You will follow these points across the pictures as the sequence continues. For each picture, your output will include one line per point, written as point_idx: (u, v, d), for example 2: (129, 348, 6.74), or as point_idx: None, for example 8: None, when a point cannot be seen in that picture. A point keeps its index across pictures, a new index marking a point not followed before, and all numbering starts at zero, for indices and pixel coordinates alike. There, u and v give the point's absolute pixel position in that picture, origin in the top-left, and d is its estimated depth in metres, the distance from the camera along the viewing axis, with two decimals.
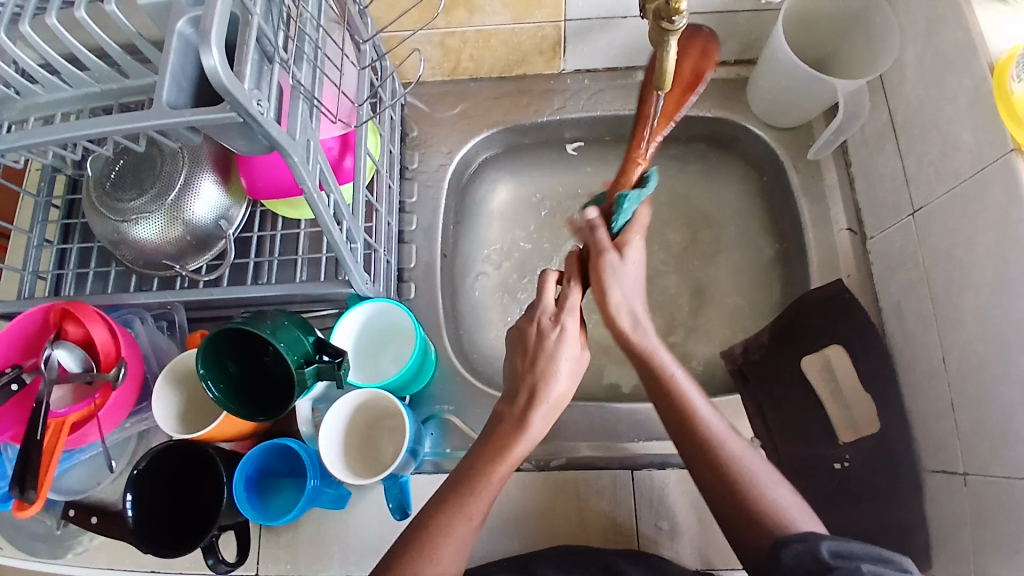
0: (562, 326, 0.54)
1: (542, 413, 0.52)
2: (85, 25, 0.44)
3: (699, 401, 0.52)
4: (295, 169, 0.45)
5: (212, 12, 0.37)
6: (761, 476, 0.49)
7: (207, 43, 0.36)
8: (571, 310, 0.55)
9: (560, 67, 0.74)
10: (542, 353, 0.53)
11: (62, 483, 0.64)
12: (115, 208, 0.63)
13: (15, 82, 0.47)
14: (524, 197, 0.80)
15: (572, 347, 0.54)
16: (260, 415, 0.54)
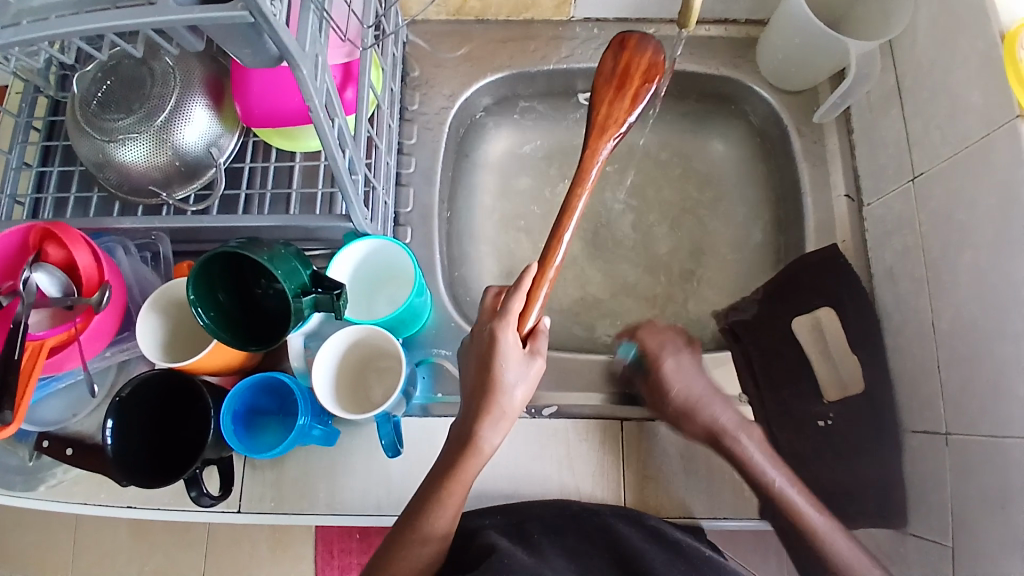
0: (497, 337, 0.52)
1: (494, 417, 0.52)
2: None
3: (752, 448, 0.62)
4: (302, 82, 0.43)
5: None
6: (818, 521, 0.59)
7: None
8: (509, 319, 0.53)
9: (570, 13, 0.72)
10: (484, 369, 0.53)
11: (39, 413, 0.62)
12: (100, 128, 0.60)
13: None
14: (526, 148, 0.79)
15: (518, 362, 0.53)
16: (252, 345, 0.52)
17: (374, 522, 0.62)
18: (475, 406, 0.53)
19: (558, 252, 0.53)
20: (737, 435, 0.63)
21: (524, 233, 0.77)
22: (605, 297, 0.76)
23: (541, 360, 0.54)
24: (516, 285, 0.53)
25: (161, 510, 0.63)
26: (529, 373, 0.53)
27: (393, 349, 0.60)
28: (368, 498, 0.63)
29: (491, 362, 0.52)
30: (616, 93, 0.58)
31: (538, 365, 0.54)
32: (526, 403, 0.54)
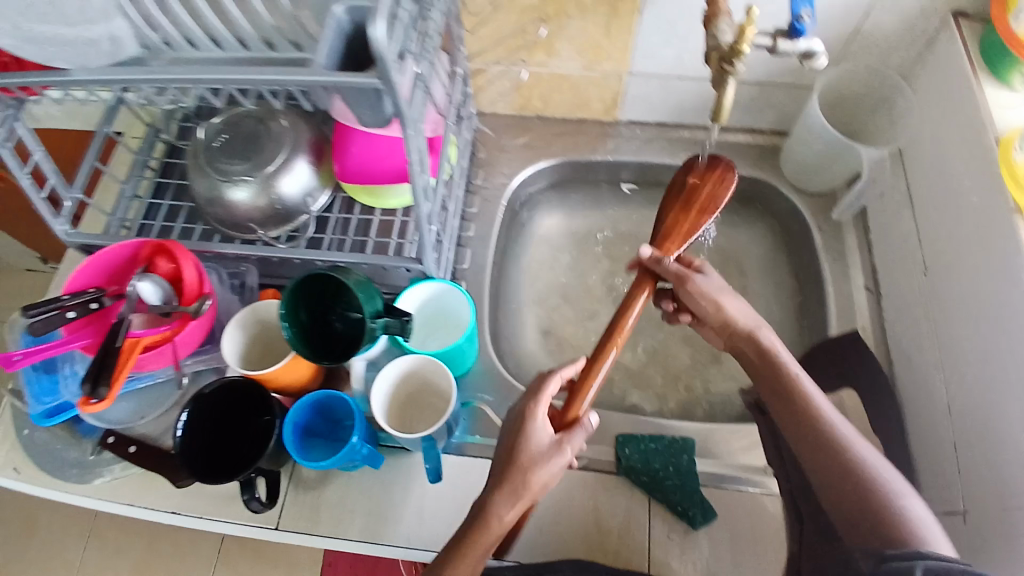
0: (526, 413, 0.55)
1: (506, 496, 0.51)
2: None
3: (785, 355, 0.56)
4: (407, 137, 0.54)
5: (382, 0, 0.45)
6: (844, 431, 0.49)
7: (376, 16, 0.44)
8: (540, 398, 0.55)
9: (617, 116, 0.84)
10: (509, 443, 0.54)
11: (107, 413, 0.68)
12: (218, 169, 0.71)
13: (168, 32, 0.58)
14: (572, 226, 0.88)
15: (540, 447, 0.53)
16: (324, 360, 0.59)
17: (401, 554, 0.64)
18: (494, 479, 0.52)
19: (630, 317, 0.62)
20: (775, 345, 0.57)
21: (564, 301, 0.84)
22: (637, 365, 0.81)
23: (573, 448, 0.53)
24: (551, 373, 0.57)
25: (203, 519, 0.66)
26: (546, 460, 0.52)
27: (446, 385, 0.65)
28: (396, 530, 0.65)
29: (515, 442, 0.53)
30: (679, 192, 0.68)
31: (566, 453, 0.53)
32: (548, 490, 0.52)
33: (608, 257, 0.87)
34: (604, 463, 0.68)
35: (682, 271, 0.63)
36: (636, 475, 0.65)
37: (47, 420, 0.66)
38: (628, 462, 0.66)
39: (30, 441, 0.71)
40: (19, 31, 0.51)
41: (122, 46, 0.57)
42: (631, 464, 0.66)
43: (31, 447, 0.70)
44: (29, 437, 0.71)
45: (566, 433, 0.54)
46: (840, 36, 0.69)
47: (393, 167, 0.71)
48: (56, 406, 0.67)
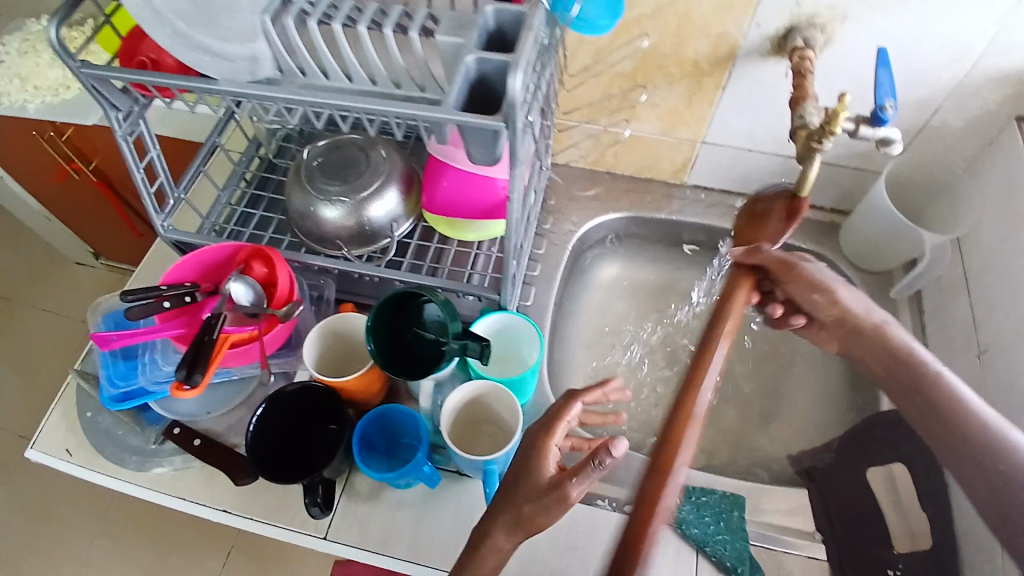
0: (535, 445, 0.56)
1: (503, 527, 0.53)
2: (387, 40, 0.59)
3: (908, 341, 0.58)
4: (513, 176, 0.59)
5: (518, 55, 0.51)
6: (993, 416, 0.53)
7: (515, 69, 0.50)
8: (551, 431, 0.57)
9: (684, 179, 0.88)
10: (517, 473, 0.56)
11: (176, 405, 0.71)
12: (316, 188, 0.76)
13: (305, 61, 0.63)
14: (630, 277, 0.91)
15: (536, 483, 0.53)
16: (400, 374, 0.62)
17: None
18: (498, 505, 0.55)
19: (724, 326, 0.60)
20: (897, 333, 0.59)
21: (618, 349, 0.87)
22: None
23: (581, 485, 0.51)
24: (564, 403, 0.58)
25: (254, 521, 0.68)
26: (540, 496, 0.52)
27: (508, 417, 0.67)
28: (444, 553, 0.65)
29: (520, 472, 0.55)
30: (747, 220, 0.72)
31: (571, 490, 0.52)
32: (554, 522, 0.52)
33: (662, 311, 0.90)
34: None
35: (786, 259, 0.64)
36: (689, 527, 0.65)
37: (118, 405, 0.68)
38: (681, 513, 0.66)
39: (91, 424, 0.72)
40: (189, 40, 0.60)
41: (261, 67, 0.63)
42: (683, 516, 0.66)
43: (92, 430, 0.72)
44: (90, 419, 0.72)
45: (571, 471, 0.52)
46: (908, 128, 0.74)
47: (476, 203, 0.76)
48: (128, 392, 0.68)
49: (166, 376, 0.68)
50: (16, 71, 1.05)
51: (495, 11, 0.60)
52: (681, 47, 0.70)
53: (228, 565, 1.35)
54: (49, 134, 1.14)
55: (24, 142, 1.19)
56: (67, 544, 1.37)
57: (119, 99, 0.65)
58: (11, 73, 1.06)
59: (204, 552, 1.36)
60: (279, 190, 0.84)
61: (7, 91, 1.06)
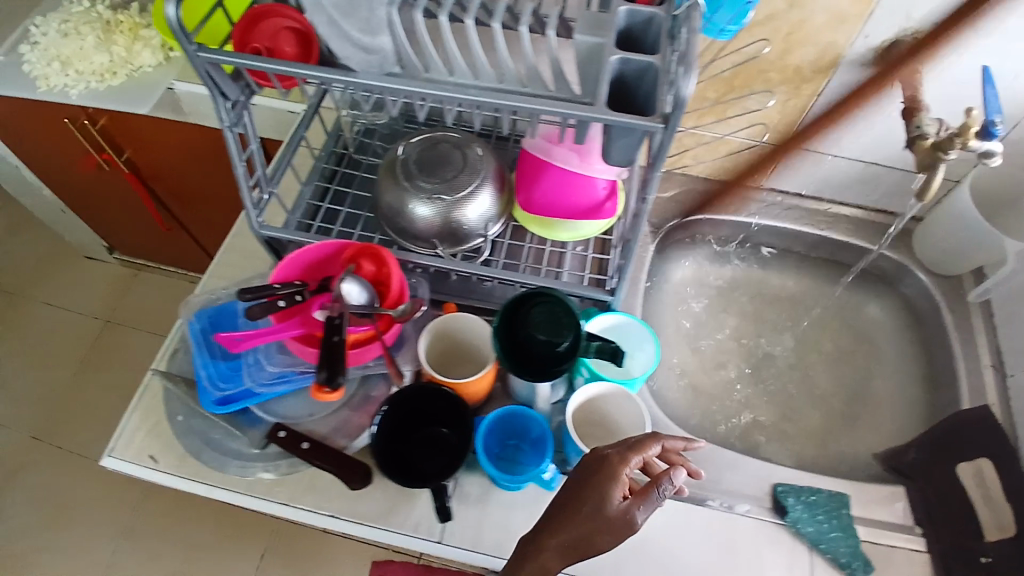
0: (605, 466, 0.54)
1: (557, 548, 0.52)
2: (523, 38, 0.58)
3: None
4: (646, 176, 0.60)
5: (690, 53, 0.50)
6: None
7: (695, 69, 0.49)
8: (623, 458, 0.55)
9: (761, 182, 0.90)
10: (578, 491, 0.54)
11: (279, 408, 0.69)
12: (412, 184, 0.75)
13: (430, 58, 0.61)
14: (706, 277, 0.95)
15: (600, 504, 0.52)
16: (527, 374, 0.61)
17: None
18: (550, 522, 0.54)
19: None
20: None
21: (698, 347, 0.91)
22: (769, 419, 0.86)
23: (643, 514, 0.51)
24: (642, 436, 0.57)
25: (363, 525, 0.66)
26: (604, 519, 0.51)
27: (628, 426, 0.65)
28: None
29: (584, 490, 0.54)
30: None
31: (634, 517, 0.51)
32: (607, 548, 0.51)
33: (733, 311, 0.94)
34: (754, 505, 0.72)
35: None
36: (803, 526, 0.69)
37: (219, 408, 0.65)
38: (793, 515, 0.70)
39: (184, 429, 0.69)
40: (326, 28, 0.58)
41: (385, 61, 0.60)
42: (796, 516, 0.70)
43: (186, 434, 0.69)
44: (183, 423, 0.69)
45: (636, 495, 0.52)
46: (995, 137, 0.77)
47: (574, 204, 0.75)
48: (228, 394, 0.66)
49: (272, 377, 0.66)
50: (56, 54, 1.02)
51: (628, 13, 0.59)
52: (788, 55, 0.72)
53: (264, 562, 1.35)
54: (81, 122, 1.09)
55: (56, 130, 1.14)
56: (88, 546, 1.36)
57: (229, 88, 0.60)
58: (51, 56, 1.03)
59: (242, 551, 1.36)
60: (362, 187, 0.83)
61: (47, 74, 1.02)
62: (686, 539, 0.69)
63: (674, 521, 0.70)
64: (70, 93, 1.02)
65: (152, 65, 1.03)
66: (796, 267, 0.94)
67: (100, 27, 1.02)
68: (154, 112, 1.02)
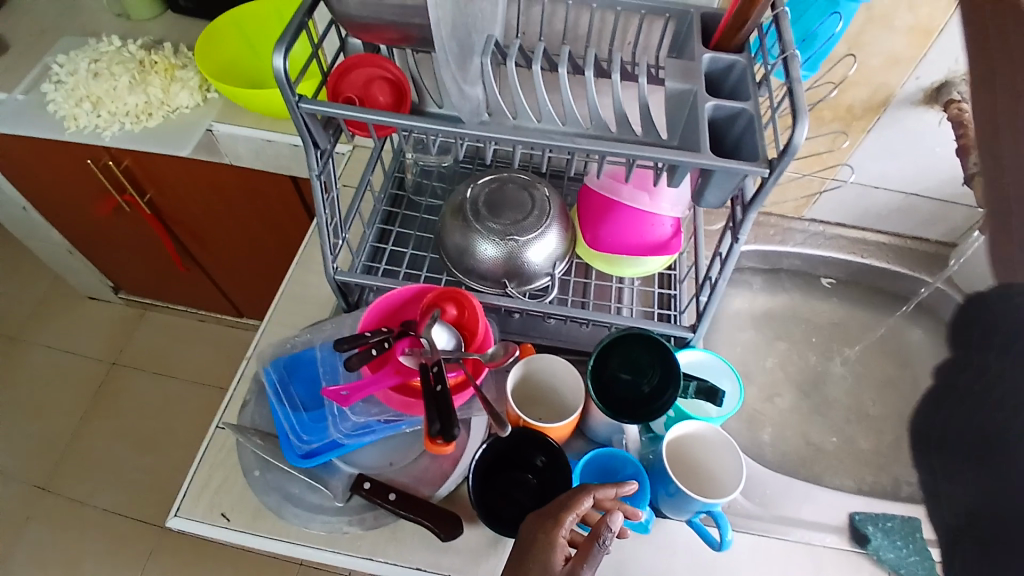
0: (534, 538, 0.54)
1: None
2: (614, 85, 0.60)
3: None
4: (736, 220, 0.61)
5: (799, 105, 0.51)
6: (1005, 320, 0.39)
7: (805, 120, 0.50)
8: (553, 523, 0.54)
9: (804, 214, 0.96)
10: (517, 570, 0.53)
11: (360, 458, 0.68)
12: (480, 224, 0.74)
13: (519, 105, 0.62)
14: (753, 306, 0.98)
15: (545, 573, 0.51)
16: (624, 418, 0.63)
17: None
18: None
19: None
20: None
21: (751, 376, 0.93)
22: (829, 447, 0.88)
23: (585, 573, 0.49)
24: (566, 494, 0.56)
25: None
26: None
27: (721, 475, 0.64)
28: None
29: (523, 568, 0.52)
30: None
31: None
32: None
33: (781, 339, 0.97)
34: (830, 534, 0.73)
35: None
36: (885, 552, 0.70)
37: (303, 462, 0.63)
38: (876, 542, 0.71)
39: (261, 484, 0.66)
40: None
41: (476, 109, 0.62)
42: (878, 542, 0.71)
43: (262, 490, 0.66)
44: (259, 478, 0.66)
45: (578, 554, 0.50)
46: None
47: (640, 241, 0.74)
48: (312, 447, 0.65)
49: (354, 428, 0.65)
50: (86, 93, 0.99)
51: (712, 60, 0.62)
52: (842, 95, 0.76)
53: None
54: (105, 163, 1.06)
55: (76, 172, 1.11)
56: None
57: (320, 136, 0.60)
58: (79, 95, 1.00)
59: None
60: (423, 229, 0.83)
61: (76, 114, 1.00)
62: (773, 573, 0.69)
63: (761, 557, 0.69)
64: (103, 134, 1.00)
65: (189, 106, 1.02)
66: (839, 295, 0.98)
67: (134, 67, 1.02)
68: (192, 153, 1.00)
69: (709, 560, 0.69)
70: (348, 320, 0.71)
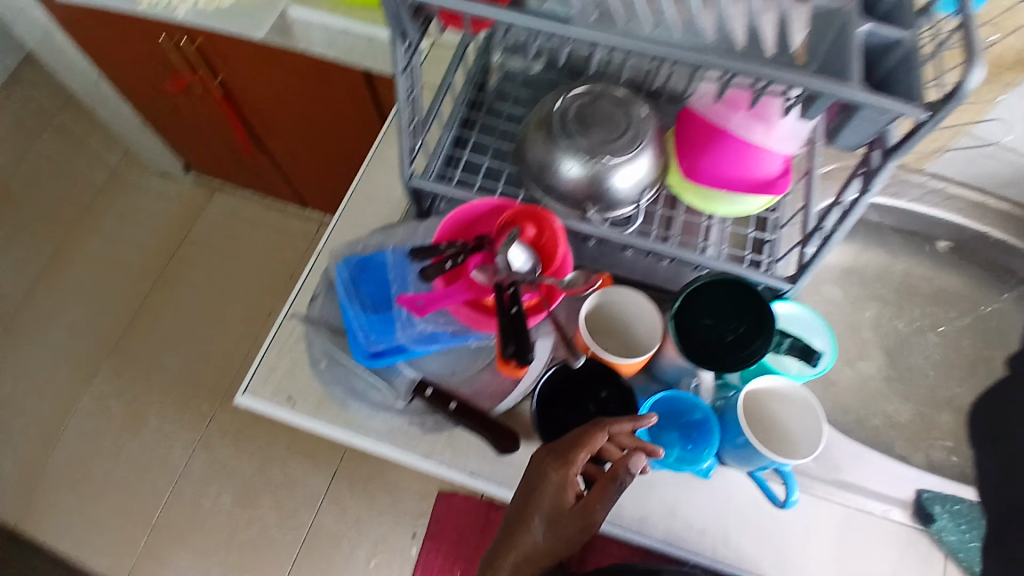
0: (545, 477, 0.56)
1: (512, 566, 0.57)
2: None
3: None
4: (871, 166, 0.55)
5: (973, 46, 0.45)
6: None
7: (982, 60, 0.44)
8: (567, 464, 0.55)
9: (925, 167, 0.87)
10: (528, 500, 0.56)
11: (427, 364, 0.67)
12: (567, 139, 0.67)
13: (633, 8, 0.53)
14: (844, 262, 0.91)
15: (554, 512, 0.55)
16: (706, 364, 0.60)
17: (706, 565, 0.66)
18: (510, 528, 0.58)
19: None
20: None
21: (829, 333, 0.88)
22: (903, 419, 0.83)
23: (598, 514, 0.54)
24: (583, 434, 0.55)
25: (501, 487, 0.64)
26: (563, 527, 0.55)
27: (798, 436, 0.62)
28: (704, 536, 0.67)
29: (531, 506, 0.56)
30: None
31: (594, 519, 0.54)
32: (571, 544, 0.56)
33: (869, 299, 0.91)
34: (896, 507, 0.69)
35: None
36: (948, 534, 0.67)
37: (371, 361, 0.64)
38: (939, 524, 0.68)
39: (328, 375, 0.67)
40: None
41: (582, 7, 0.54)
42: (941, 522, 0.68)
43: (328, 382, 0.67)
44: (326, 370, 0.67)
45: (591, 497, 0.54)
46: None
47: (743, 177, 0.67)
48: (380, 348, 0.65)
49: (421, 336, 0.63)
50: None
51: None
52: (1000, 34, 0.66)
53: (334, 485, 1.44)
54: (179, 40, 1.03)
55: (149, 49, 1.09)
56: (158, 450, 1.47)
57: (409, 27, 0.55)
58: None
59: (312, 473, 1.45)
60: (504, 138, 0.78)
61: None
62: (826, 536, 0.67)
63: (814, 516, 0.68)
64: (176, 12, 0.94)
65: None
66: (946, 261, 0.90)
67: None
68: (268, 37, 0.96)
69: (762, 510, 0.67)
70: (421, 228, 0.68)
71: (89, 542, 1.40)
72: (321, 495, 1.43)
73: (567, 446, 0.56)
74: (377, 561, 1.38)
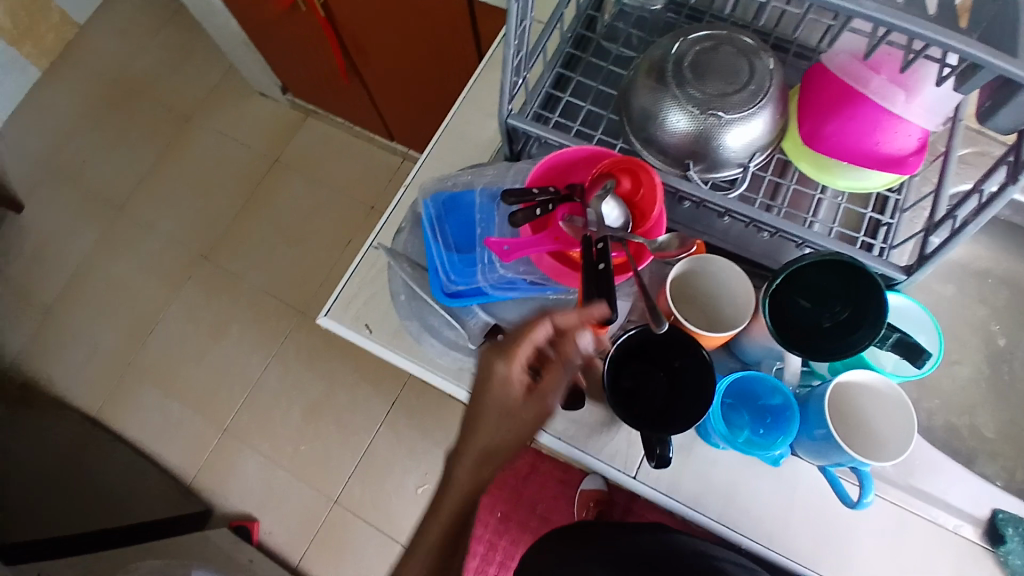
0: (495, 373, 0.54)
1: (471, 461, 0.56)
2: None
3: None
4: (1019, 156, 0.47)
5: None
6: None
7: None
8: (515, 360, 0.53)
9: None
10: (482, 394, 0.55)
11: (499, 310, 0.65)
12: (679, 89, 0.62)
13: None
14: (962, 257, 0.82)
15: (505, 408, 0.54)
16: (798, 350, 0.56)
17: (755, 550, 0.64)
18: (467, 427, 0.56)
19: None
20: None
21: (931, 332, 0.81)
22: (998, 434, 0.76)
23: (549, 399, 0.55)
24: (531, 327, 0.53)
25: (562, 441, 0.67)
26: (518, 418, 0.55)
27: (886, 438, 0.57)
28: (758, 526, 0.64)
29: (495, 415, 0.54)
30: None
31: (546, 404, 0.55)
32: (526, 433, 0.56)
33: (983, 301, 0.82)
34: (967, 523, 0.64)
35: None
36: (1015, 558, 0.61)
37: (449, 300, 0.63)
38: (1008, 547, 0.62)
39: (405, 309, 0.67)
40: None
41: None
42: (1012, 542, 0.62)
43: (404, 315, 0.68)
44: (405, 303, 0.68)
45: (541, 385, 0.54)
46: None
47: (872, 149, 0.60)
48: (458, 289, 0.63)
49: (502, 281, 0.63)
50: None
51: None
52: None
53: (392, 411, 1.51)
54: None
55: None
56: (238, 360, 1.58)
57: None
58: None
59: (372, 398, 1.53)
60: (607, 83, 0.73)
61: None
62: (885, 542, 0.63)
63: (877, 520, 0.64)
64: None
65: None
66: None
67: None
68: None
69: (824, 506, 0.64)
70: (511, 171, 0.66)
71: (174, 430, 1.54)
72: (381, 419, 1.51)
73: (511, 342, 0.54)
74: (425, 488, 1.45)
